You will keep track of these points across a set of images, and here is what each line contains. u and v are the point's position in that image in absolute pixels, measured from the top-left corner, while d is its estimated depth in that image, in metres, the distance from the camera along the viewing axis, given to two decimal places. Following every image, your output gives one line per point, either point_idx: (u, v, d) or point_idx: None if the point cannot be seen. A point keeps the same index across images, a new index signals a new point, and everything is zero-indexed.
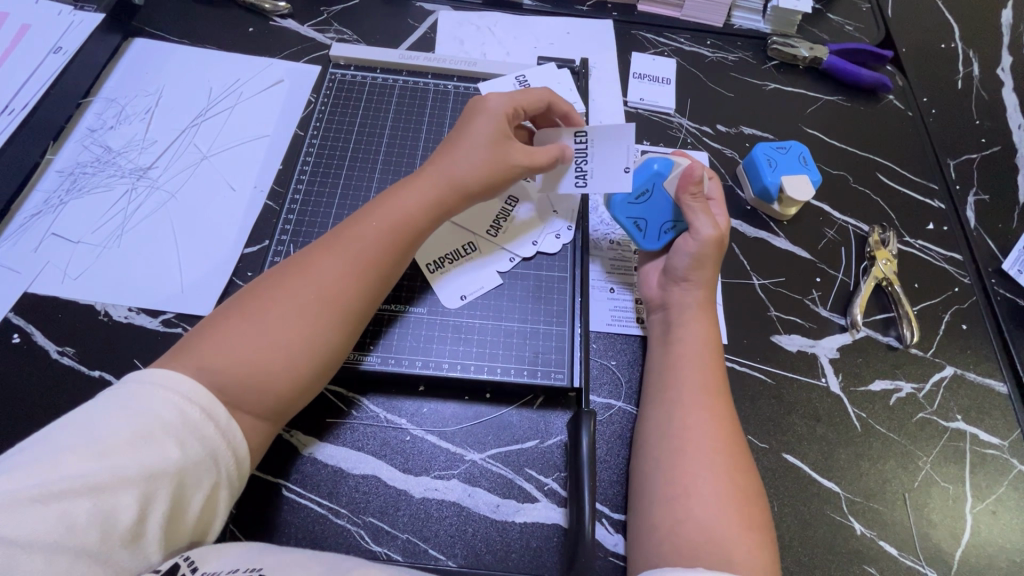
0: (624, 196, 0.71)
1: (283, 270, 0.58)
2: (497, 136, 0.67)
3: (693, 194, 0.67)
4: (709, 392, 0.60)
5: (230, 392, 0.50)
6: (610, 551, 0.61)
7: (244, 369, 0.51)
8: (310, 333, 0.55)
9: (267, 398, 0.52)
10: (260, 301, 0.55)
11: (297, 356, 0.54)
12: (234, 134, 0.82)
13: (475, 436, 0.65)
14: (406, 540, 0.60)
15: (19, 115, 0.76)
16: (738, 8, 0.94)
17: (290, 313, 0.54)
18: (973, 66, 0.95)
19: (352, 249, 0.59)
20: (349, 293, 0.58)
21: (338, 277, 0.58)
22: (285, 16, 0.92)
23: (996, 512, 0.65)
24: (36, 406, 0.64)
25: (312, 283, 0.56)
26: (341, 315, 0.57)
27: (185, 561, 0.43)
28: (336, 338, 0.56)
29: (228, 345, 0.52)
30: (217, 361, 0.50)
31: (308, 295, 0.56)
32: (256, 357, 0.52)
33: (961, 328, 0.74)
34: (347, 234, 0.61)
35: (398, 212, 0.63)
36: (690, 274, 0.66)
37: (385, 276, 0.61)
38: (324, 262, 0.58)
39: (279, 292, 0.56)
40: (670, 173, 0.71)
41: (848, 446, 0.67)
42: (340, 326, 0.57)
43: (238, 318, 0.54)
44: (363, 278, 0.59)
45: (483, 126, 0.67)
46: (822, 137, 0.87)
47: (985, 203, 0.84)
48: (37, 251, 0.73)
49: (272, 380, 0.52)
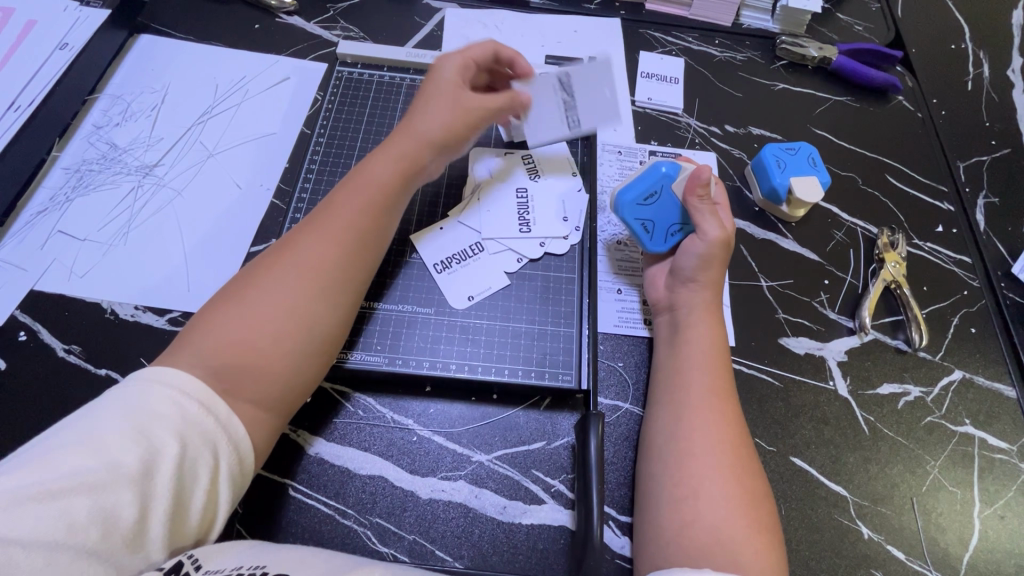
0: (634, 197, 0.70)
1: (265, 257, 0.58)
2: (459, 89, 0.69)
3: (702, 197, 0.68)
4: (716, 393, 0.60)
5: (225, 378, 0.49)
6: (616, 554, 0.61)
7: (236, 350, 0.51)
8: (295, 305, 0.55)
9: (263, 380, 0.52)
10: (245, 285, 0.55)
11: (286, 330, 0.54)
12: (240, 132, 0.82)
13: (482, 437, 0.65)
14: (413, 541, 0.60)
15: (24, 112, 0.75)
16: (748, 7, 0.93)
17: (274, 290, 0.55)
18: (983, 67, 0.95)
19: (330, 223, 0.60)
20: (330, 267, 0.57)
21: (318, 250, 0.58)
22: (291, 12, 0.91)
23: (1004, 516, 0.65)
24: (42, 404, 0.64)
25: (292, 259, 0.57)
26: (326, 285, 0.57)
27: (189, 559, 0.43)
28: (325, 308, 0.56)
29: (217, 330, 0.52)
30: (208, 347, 0.51)
31: (289, 270, 0.56)
32: (244, 337, 0.52)
33: (970, 332, 0.74)
34: (323, 215, 0.61)
35: (372, 183, 0.63)
36: (697, 274, 0.66)
37: (368, 245, 0.61)
38: (303, 243, 0.58)
39: (261, 273, 0.56)
40: (679, 176, 0.70)
41: (857, 450, 0.67)
42: (327, 296, 0.57)
43: (225, 306, 0.54)
44: (342, 252, 0.59)
45: (444, 83, 0.69)
46: (830, 138, 0.87)
47: (994, 205, 0.84)
48: (44, 249, 0.73)
49: (265, 357, 0.52)
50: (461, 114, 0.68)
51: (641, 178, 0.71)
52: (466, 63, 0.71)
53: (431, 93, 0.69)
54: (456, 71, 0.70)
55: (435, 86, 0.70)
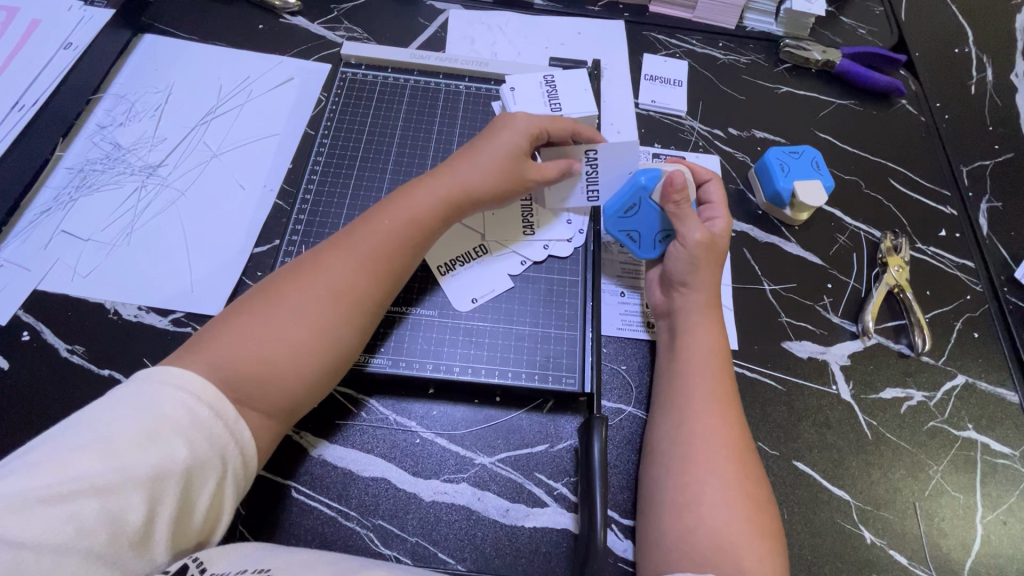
0: (614, 210, 0.71)
1: (295, 268, 0.58)
2: (523, 151, 0.67)
3: (677, 202, 0.66)
4: (719, 397, 0.60)
5: (240, 391, 0.50)
6: (618, 557, 0.61)
7: (254, 366, 0.51)
8: (320, 330, 0.55)
9: (278, 398, 0.52)
10: (273, 297, 0.55)
11: (307, 354, 0.54)
12: (244, 132, 0.82)
13: (485, 440, 0.65)
14: (416, 543, 0.60)
15: (29, 111, 0.75)
16: (751, 10, 0.93)
17: (301, 309, 0.54)
18: (987, 71, 0.95)
19: (366, 248, 0.59)
20: (361, 296, 0.57)
21: (350, 274, 0.57)
22: (294, 13, 0.91)
23: (1007, 522, 0.65)
24: (45, 404, 0.64)
25: (324, 279, 0.56)
26: (352, 312, 0.57)
27: (194, 561, 0.43)
28: (347, 336, 0.56)
29: (239, 341, 0.52)
30: (227, 358, 0.50)
31: (319, 290, 0.56)
32: (266, 357, 0.52)
33: (972, 337, 0.74)
34: (358, 235, 0.60)
35: (411, 212, 0.63)
36: (687, 277, 0.66)
37: (397, 275, 0.61)
38: (336, 262, 0.58)
39: (291, 287, 0.56)
40: (656, 185, 0.69)
41: (859, 454, 0.67)
42: (352, 324, 0.57)
43: (249, 316, 0.53)
44: (373, 281, 0.59)
45: (509, 138, 0.67)
46: (834, 142, 0.87)
47: (998, 210, 0.84)
48: (47, 249, 0.73)
49: (282, 378, 0.52)
50: (515, 176, 0.67)
51: (621, 190, 0.71)
52: (539, 131, 0.69)
53: (491, 145, 0.67)
54: (527, 135, 0.68)
55: (500, 134, 0.68)
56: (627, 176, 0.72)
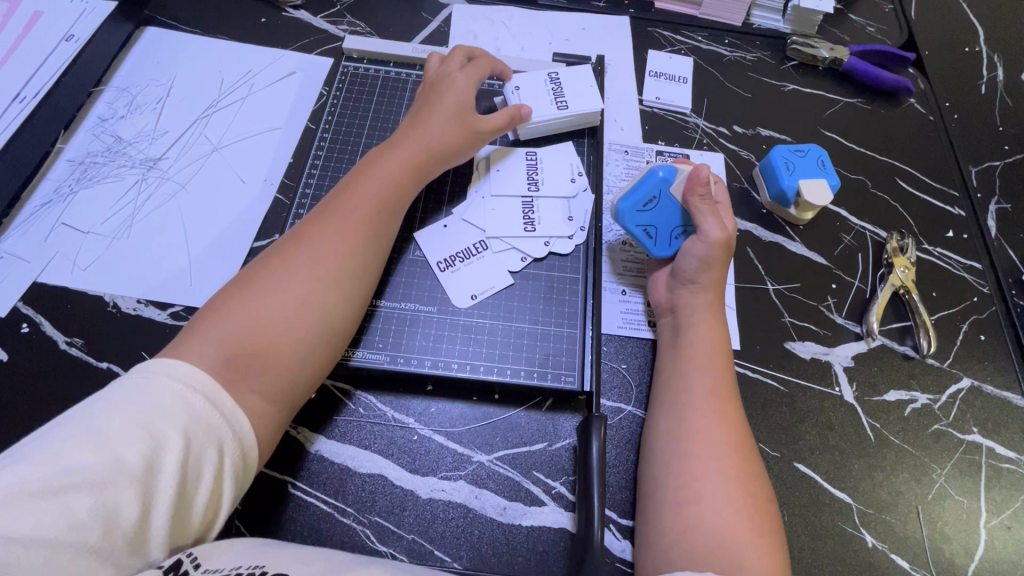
0: (633, 204, 0.69)
1: (273, 249, 0.59)
2: (466, 93, 0.74)
3: (700, 197, 0.67)
4: (720, 395, 0.60)
5: (236, 368, 0.50)
6: (617, 557, 0.60)
7: (249, 338, 0.52)
8: (308, 294, 0.56)
9: (273, 370, 0.52)
10: (261, 271, 0.56)
11: (296, 319, 0.54)
12: (246, 126, 0.82)
13: (483, 437, 0.65)
14: (412, 540, 0.60)
15: (30, 102, 0.75)
16: (759, 6, 0.92)
17: (289, 278, 0.56)
18: (997, 70, 0.94)
19: (342, 215, 0.61)
20: (341, 257, 0.59)
21: (329, 243, 0.59)
22: (297, 7, 0.91)
23: (1011, 527, 0.64)
24: (43, 397, 0.64)
25: (307, 249, 0.58)
26: (336, 275, 0.58)
27: (188, 557, 0.43)
28: (333, 299, 0.57)
29: (225, 319, 0.52)
30: (220, 333, 0.51)
31: (304, 259, 0.57)
32: (254, 328, 0.52)
33: (980, 339, 0.73)
34: (333, 206, 0.62)
35: (382, 175, 0.65)
36: (699, 276, 0.66)
37: (376, 237, 0.62)
38: (315, 233, 0.59)
39: (276, 261, 0.57)
40: (676, 180, 0.70)
41: (862, 456, 0.66)
42: (336, 287, 0.58)
43: (233, 296, 0.54)
44: (353, 244, 0.60)
45: (450, 87, 0.74)
46: (840, 140, 0.86)
47: (1007, 212, 0.82)
48: (47, 241, 0.72)
49: (274, 349, 0.53)
50: (468, 117, 0.72)
51: (637, 185, 0.70)
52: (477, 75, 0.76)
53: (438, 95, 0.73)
54: (466, 81, 0.75)
55: (443, 91, 0.73)
56: (641, 174, 0.71)
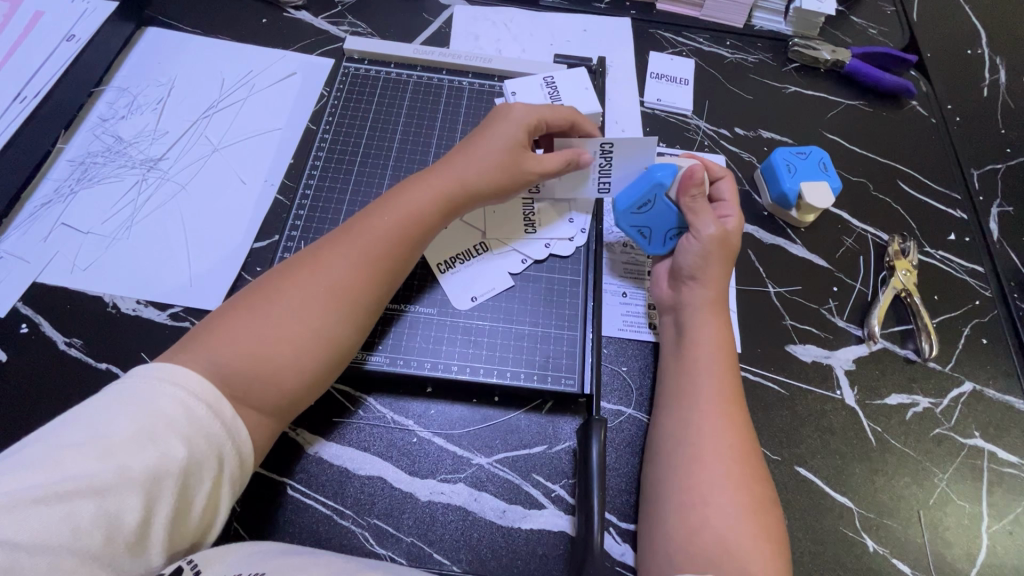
0: (628, 204, 0.69)
1: (293, 264, 0.58)
2: (521, 139, 0.67)
3: (693, 197, 0.67)
4: (726, 399, 0.59)
5: (239, 389, 0.49)
6: (617, 561, 0.60)
7: (256, 368, 0.51)
8: (319, 329, 0.54)
9: (273, 393, 0.51)
10: (271, 295, 0.55)
11: (305, 350, 0.53)
12: (247, 127, 0.82)
13: (482, 439, 0.64)
14: (411, 543, 0.60)
15: (30, 102, 0.75)
16: (761, 8, 0.92)
17: (302, 307, 0.54)
18: (1000, 73, 0.93)
19: (364, 241, 0.59)
20: (360, 289, 0.57)
21: (347, 271, 0.57)
22: (298, 8, 0.91)
23: (1013, 532, 0.64)
24: (42, 397, 0.64)
25: (321, 277, 0.56)
26: (350, 308, 0.56)
27: (189, 564, 0.42)
28: (344, 333, 0.56)
29: (234, 338, 0.51)
30: (227, 352, 0.50)
31: (319, 287, 0.56)
32: (262, 352, 0.51)
33: (981, 342, 0.73)
34: (357, 229, 0.60)
35: (411, 204, 0.62)
36: (697, 272, 0.65)
37: (395, 270, 0.61)
38: (335, 256, 0.58)
39: (292, 283, 0.56)
40: (673, 181, 0.68)
41: (863, 461, 0.66)
42: (349, 320, 0.56)
43: (247, 312, 0.53)
44: (371, 276, 0.58)
45: (506, 128, 0.67)
46: (842, 143, 0.85)
47: (1009, 215, 0.82)
48: (47, 241, 0.72)
49: (279, 376, 0.52)
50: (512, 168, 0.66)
51: (634, 184, 0.70)
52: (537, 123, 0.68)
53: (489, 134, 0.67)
54: (524, 125, 0.67)
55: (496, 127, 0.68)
56: (641, 173, 0.71)
